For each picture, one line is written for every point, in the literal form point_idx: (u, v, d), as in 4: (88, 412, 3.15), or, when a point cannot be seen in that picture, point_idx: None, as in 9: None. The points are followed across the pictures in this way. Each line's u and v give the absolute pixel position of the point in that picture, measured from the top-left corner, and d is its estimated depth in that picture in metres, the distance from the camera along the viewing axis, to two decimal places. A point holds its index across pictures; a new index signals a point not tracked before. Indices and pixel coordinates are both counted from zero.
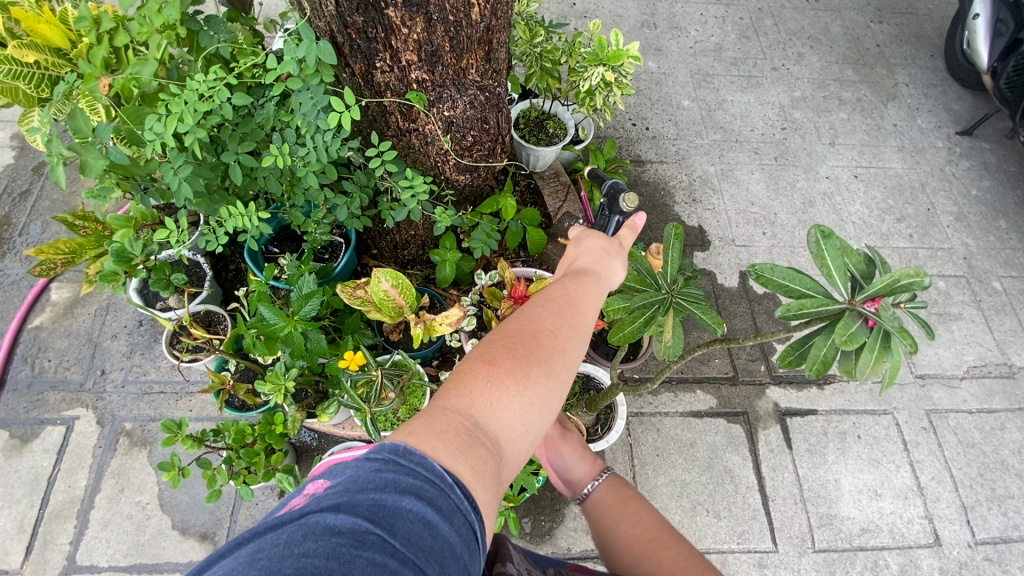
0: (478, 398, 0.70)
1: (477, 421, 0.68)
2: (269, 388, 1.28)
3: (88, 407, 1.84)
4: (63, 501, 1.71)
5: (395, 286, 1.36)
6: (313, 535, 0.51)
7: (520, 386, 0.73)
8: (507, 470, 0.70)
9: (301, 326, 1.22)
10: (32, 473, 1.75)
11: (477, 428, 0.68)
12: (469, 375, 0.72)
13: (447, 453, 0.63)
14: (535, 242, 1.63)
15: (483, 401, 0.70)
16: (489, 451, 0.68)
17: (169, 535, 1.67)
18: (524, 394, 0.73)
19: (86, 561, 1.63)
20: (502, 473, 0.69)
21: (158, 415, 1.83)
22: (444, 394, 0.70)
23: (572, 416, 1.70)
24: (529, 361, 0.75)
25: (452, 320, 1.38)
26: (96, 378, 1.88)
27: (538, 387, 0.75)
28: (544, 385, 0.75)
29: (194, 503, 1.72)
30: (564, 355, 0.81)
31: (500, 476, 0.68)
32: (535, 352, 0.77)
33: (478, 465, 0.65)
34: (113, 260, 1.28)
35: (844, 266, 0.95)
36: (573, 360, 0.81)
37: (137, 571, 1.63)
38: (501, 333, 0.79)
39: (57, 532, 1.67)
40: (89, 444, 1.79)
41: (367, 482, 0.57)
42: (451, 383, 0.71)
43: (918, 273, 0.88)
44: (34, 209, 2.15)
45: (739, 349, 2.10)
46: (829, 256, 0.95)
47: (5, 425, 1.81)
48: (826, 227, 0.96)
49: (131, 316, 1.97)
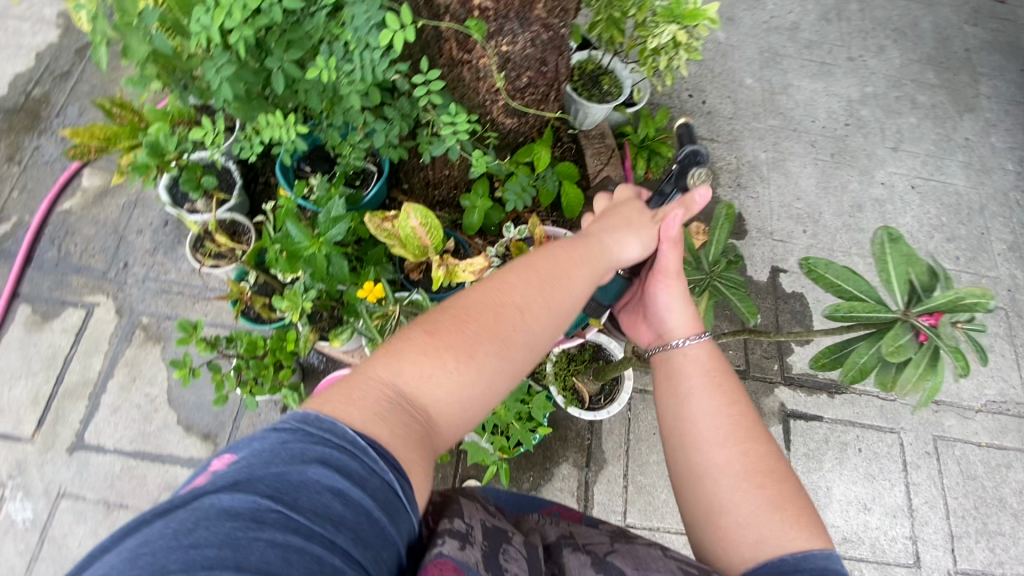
0: (412, 367, 0.71)
1: (401, 387, 0.69)
2: (285, 306, 1.29)
3: (109, 296, 1.88)
4: (78, 381, 1.77)
5: (424, 224, 1.33)
6: (213, 525, 0.49)
7: (461, 356, 0.73)
8: (433, 436, 0.71)
9: (325, 249, 1.22)
10: (50, 350, 1.81)
11: (399, 395, 0.69)
12: (405, 344, 0.73)
13: (360, 417, 0.63)
14: (572, 201, 1.57)
15: (412, 368, 0.71)
16: (411, 416, 0.68)
17: (173, 430, 1.73)
18: (468, 365, 0.73)
19: (93, 440, 1.71)
20: (427, 437, 0.69)
21: (174, 314, 1.86)
22: (374, 360, 0.71)
23: (577, 382, 1.69)
24: (478, 333, 0.76)
25: (475, 269, 1.36)
26: (119, 269, 1.91)
27: (485, 358, 0.75)
28: (485, 355, 0.75)
29: (199, 403, 1.77)
30: (524, 325, 0.80)
31: (423, 440, 0.68)
32: (484, 323, 0.77)
33: (397, 428, 0.65)
34: (147, 153, 1.26)
35: (905, 274, 0.93)
36: (529, 332, 0.81)
37: (141, 457, 1.70)
38: (453, 302, 0.80)
39: (69, 409, 1.74)
40: (107, 332, 1.84)
41: (271, 456, 0.55)
42: (384, 356, 0.72)
43: (985, 295, 0.86)
44: (72, 91, 2.13)
45: (755, 344, 2.06)
46: (891, 261, 0.93)
47: (29, 300, 1.86)
48: (896, 230, 0.93)
49: (158, 214, 1.98)
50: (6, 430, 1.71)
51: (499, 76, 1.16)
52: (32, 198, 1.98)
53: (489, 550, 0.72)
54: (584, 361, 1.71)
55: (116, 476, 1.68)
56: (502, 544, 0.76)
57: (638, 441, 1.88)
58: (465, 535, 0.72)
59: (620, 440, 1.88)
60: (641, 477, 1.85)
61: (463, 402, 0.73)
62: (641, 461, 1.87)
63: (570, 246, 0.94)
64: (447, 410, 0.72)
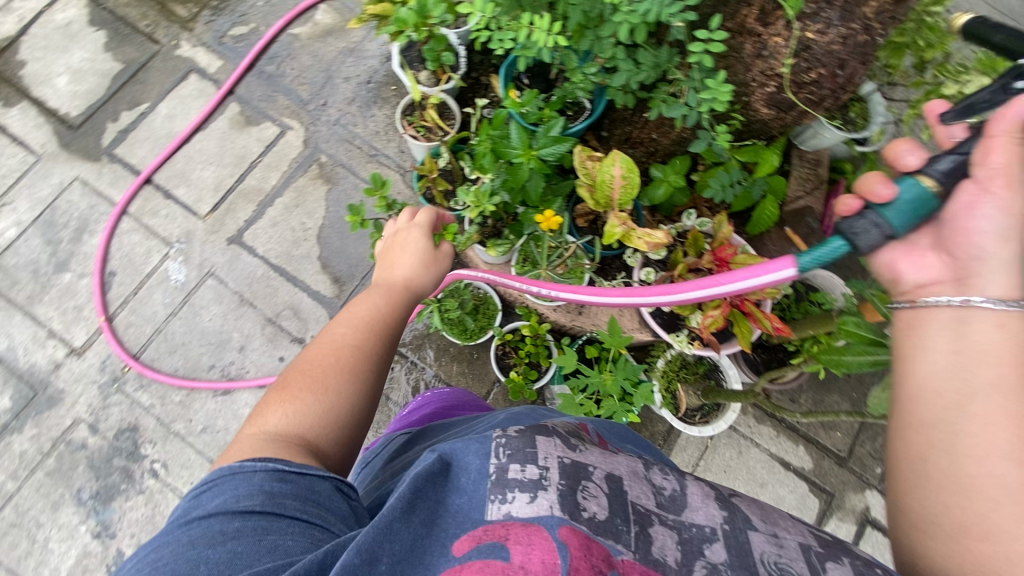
0: (282, 412, 0.90)
1: (273, 431, 0.87)
2: (469, 200, 1.33)
3: (302, 125, 2.03)
4: (254, 187, 1.96)
5: (625, 177, 1.29)
6: (190, 549, 0.67)
7: (317, 392, 0.93)
8: (320, 444, 0.89)
9: (533, 162, 1.24)
10: (242, 151, 2.00)
11: (277, 433, 0.87)
12: (263, 412, 0.92)
13: (251, 452, 0.82)
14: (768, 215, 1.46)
15: (275, 420, 0.89)
16: (296, 442, 0.86)
17: (312, 262, 1.90)
18: (328, 392, 0.94)
19: (249, 241, 1.91)
20: (316, 448, 0.88)
21: (348, 164, 1.99)
22: (246, 428, 0.89)
23: (682, 390, 1.65)
24: (327, 372, 0.96)
25: (653, 241, 1.30)
26: (318, 105, 2.05)
27: (340, 373, 0.97)
28: (323, 393, 0.93)
29: (340, 250, 1.91)
30: (366, 366, 1.01)
31: (311, 448, 0.87)
32: (306, 383, 0.95)
33: (286, 450, 0.84)
34: (412, 11, 1.32)
35: None
36: (353, 372, 0.98)
37: (280, 273, 1.89)
38: (291, 376, 0.98)
39: (240, 207, 1.94)
40: (290, 155, 2.00)
41: (212, 489, 0.75)
42: (254, 417, 0.93)
43: None
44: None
45: (868, 439, 1.90)
46: None
47: (240, 101, 2.05)
48: None
49: (367, 69, 2.08)
50: (187, 202, 1.94)
51: (787, 62, 1.07)
52: (272, 12, 2.14)
53: (565, 490, 0.70)
54: (695, 373, 1.66)
55: (256, 279, 1.88)
56: (581, 481, 0.73)
57: (706, 470, 1.84)
58: (537, 483, 0.70)
59: (690, 460, 1.84)
60: None
61: (338, 415, 0.93)
62: None
63: (383, 296, 1.16)
64: (322, 433, 0.91)
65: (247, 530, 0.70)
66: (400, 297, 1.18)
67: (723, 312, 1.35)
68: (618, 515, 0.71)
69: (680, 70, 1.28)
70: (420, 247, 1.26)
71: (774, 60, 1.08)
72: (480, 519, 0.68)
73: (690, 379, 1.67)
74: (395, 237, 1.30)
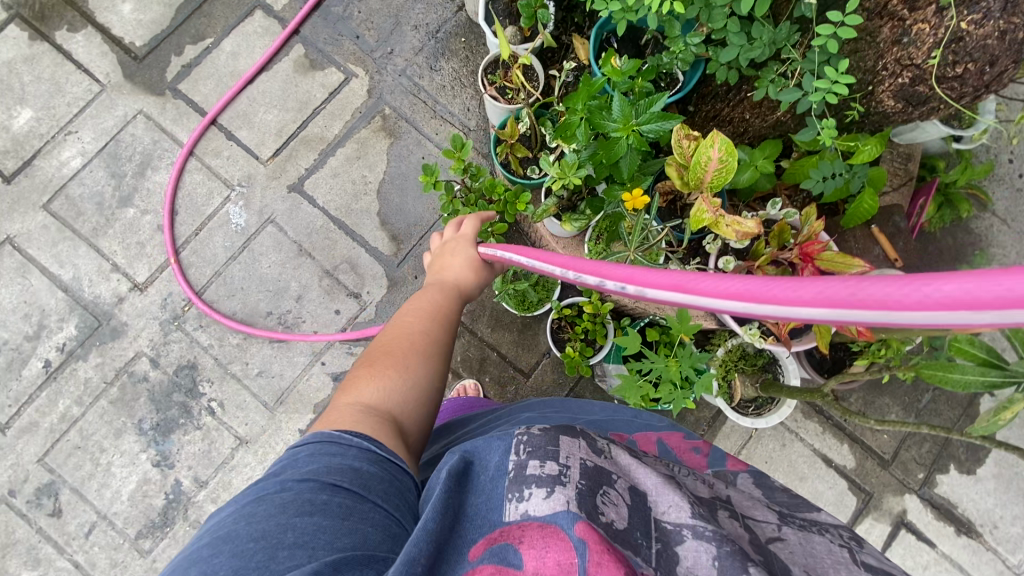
0: (370, 389, 0.91)
1: (364, 402, 0.89)
2: (553, 172, 1.30)
3: (367, 73, 1.96)
4: (316, 135, 1.92)
5: (721, 162, 1.23)
6: (269, 518, 0.64)
7: (401, 369, 0.96)
8: (404, 420, 0.91)
9: (632, 138, 1.18)
10: (305, 96, 1.95)
11: (366, 406, 0.88)
12: (353, 384, 0.94)
13: (345, 424, 0.83)
14: (858, 213, 1.40)
15: (361, 393, 0.91)
16: (383, 416, 0.87)
17: (371, 217, 1.87)
18: (406, 374, 0.95)
19: (309, 191, 1.89)
20: (399, 423, 0.89)
21: (411, 118, 1.94)
22: (338, 399, 0.91)
23: (737, 379, 1.64)
24: (407, 355, 0.99)
25: (741, 229, 1.26)
26: (384, 53, 1.97)
27: (416, 355, 0.99)
28: (400, 373, 0.95)
29: (399, 207, 1.88)
30: (436, 353, 1.03)
31: (395, 423, 0.88)
32: (385, 361, 0.97)
33: (376, 425, 0.84)
34: None
35: None
36: (427, 357, 1.01)
37: (338, 225, 1.87)
38: (371, 355, 1.01)
39: (301, 155, 1.91)
40: (354, 104, 1.94)
41: (301, 457, 0.74)
42: (342, 390, 0.94)
43: None
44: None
45: (914, 444, 1.88)
46: None
47: (305, 43, 1.98)
48: None
49: (437, 18, 1.99)
50: (249, 145, 1.91)
51: (930, 52, 1.00)
52: None
53: (585, 491, 0.63)
54: (753, 365, 1.64)
55: (314, 229, 1.87)
56: (603, 486, 0.66)
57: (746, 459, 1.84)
58: (556, 479, 0.63)
59: (731, 448, 1.85)
60: None
61: (419, 395, 0.95)
62: None
63: (440, 292, 1.18)
64: (407, 409, 0.92)
65: (332, 506, 0.66)
66: (451, 292, 1.19)
67: None
68: (639, 528, 0.62)
69: (797, 49, 1.19)
70: (472, 250, 1.25)
71: (914, 48, 1.02)
72: (499, 519, 0.62)
73: (748, 371, 1.66)
74: (445, 246, 1.31)
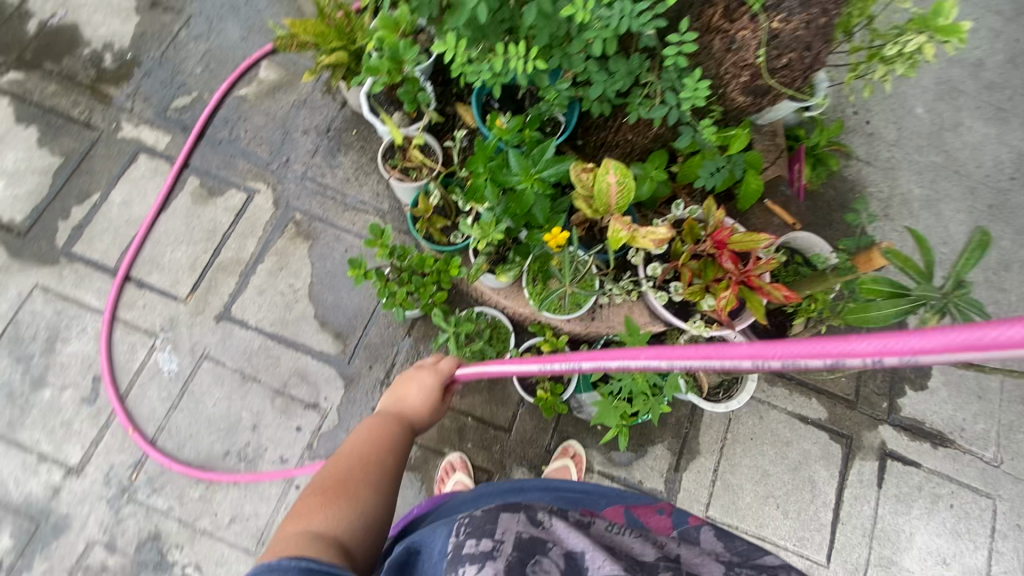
0: (319, 517, 0.87)
1: (311, 529, 0.84)
2: (476, 233, 1.35)
3: (269, 186, 1.97)
4: (232, 258, 1.89)
5: (619, 184, 1.34)
6: None
7: (356, 499, 0.93)
8: (351, 549, 0.85)
9: (536, 186, 1.26)
10: (210, 224, 1.92)
11: (314, 533, 0.83)
12: (300, 510, 0.89)
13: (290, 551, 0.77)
14: (749, 191, 1.56)
15: (312, 521, 0.86)
16: (332, 543, 0.82)
17: (309, 323, 1.84)
18: (356, 503, 0.92)
19: (238, 315, 1.83)
20: (348, 552, 0.84)
21: (325, 217, 1.95)
22: (285, 526, 0.85)
23: (700, 371, 1.71)
24: (361, 483, 0.97)
25: (657, 237, 1.37)
26: (281, 163, 2.00)
27: (369, 482, 0.98)
28: (354, 503, 0.92)
29: (335, 305, 1.86)
30: (386, 483, 1.01)
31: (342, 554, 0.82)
32: (339, 489, 0.94)
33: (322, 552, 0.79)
34: (384, 57, 1.35)
35: None
36: (379, 487, 0.98)
37: (278, 340, 1.82)
38: (324, 480, 0.97)
39: (221, 281, 1.86)
40: (263, 219, 1.94)
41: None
42: (290, 517, 0.88)
43: None
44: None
45: (869, 378, 2.02)
46: None
47: (198, 173, 1.97)
48: None
49: (324, 118, 2.05)
50: (163, 287, 1.85)
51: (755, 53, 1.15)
52: (212, 78, 2.07)
53: (515, 562, 0.63)
54: None
55: (254, 351, 1.80)
56: (536, 555, 0.65)
57: (733, 442, 1.91)
58: (488, 554, 0.64)
59: (717, 436, 1.91)
60: (730, 476, 1.88)
61: (370, 527, 0.91)
62: (733, 461, 1.89)
63: (393, 423, 1.19)
64: (356, 537, 0.87)
65: None
66: (406, 424, 1.21)
67: (733, 292, 1.40)
68: None
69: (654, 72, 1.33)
70: (434, 383, 1.31)
71: (740, 52, 1.16)
72: None
73: None
74: (406, 374, 1.35)
